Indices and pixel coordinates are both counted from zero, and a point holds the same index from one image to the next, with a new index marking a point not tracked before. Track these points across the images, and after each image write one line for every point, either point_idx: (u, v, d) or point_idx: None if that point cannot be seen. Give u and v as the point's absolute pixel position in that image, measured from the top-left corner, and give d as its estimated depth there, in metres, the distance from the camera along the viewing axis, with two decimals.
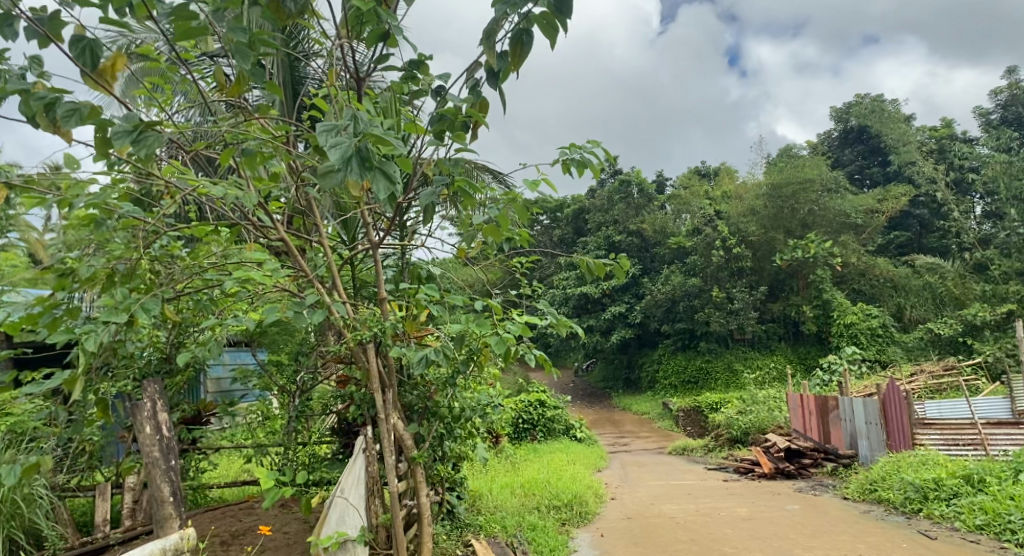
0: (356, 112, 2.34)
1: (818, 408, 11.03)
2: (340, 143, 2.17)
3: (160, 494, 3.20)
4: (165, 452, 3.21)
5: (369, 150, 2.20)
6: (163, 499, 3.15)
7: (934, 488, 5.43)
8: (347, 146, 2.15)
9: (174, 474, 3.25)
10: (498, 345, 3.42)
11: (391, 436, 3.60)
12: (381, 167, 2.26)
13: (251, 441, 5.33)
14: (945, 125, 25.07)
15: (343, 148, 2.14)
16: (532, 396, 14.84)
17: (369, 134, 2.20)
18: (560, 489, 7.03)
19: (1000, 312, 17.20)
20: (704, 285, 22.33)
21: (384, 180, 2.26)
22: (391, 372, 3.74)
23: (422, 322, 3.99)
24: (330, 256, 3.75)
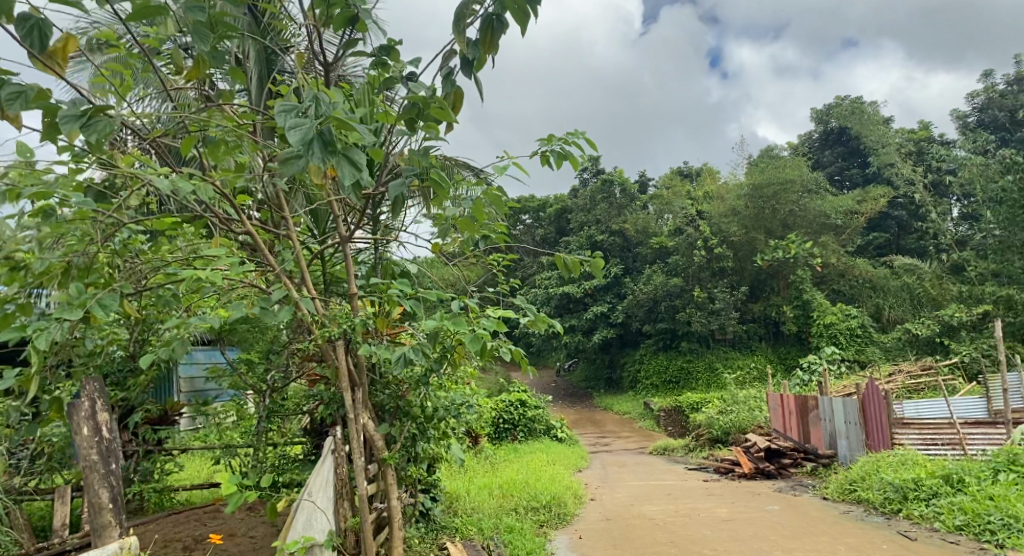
0: (317, 93, 2.21)
1: (798, 408, 11.04)
2: (300, 124, 2.03)
3: (98, 500, 2.90)
4: (104, 456, 2.88)
5: (333, 134, 2.07)
6: (102, 506, 2.86)
7: (913, 488, 5.40)
8: (308, 127, 2.02)
9: (114, 479, 2.93)
10: (474, 342, 3.28)
11: (361, 436, 3.45)
12: (346, 154, 2.14)
13: (219, 443, 5.15)
14: (922, 128, 25.38)
15: (303, 130, 2.01)
16: (513, 396, 14.74)
17: (332, 117, 2.08)
18: (539, 490, 6.92)
19: (975, 312, 17.42)
20: (686, 285, 22.39)
21: (349, 165, 2.15)
22: (362, 370, 3.58)
23: (395, 320, 3.84)
24: (300, 251, 3.60)
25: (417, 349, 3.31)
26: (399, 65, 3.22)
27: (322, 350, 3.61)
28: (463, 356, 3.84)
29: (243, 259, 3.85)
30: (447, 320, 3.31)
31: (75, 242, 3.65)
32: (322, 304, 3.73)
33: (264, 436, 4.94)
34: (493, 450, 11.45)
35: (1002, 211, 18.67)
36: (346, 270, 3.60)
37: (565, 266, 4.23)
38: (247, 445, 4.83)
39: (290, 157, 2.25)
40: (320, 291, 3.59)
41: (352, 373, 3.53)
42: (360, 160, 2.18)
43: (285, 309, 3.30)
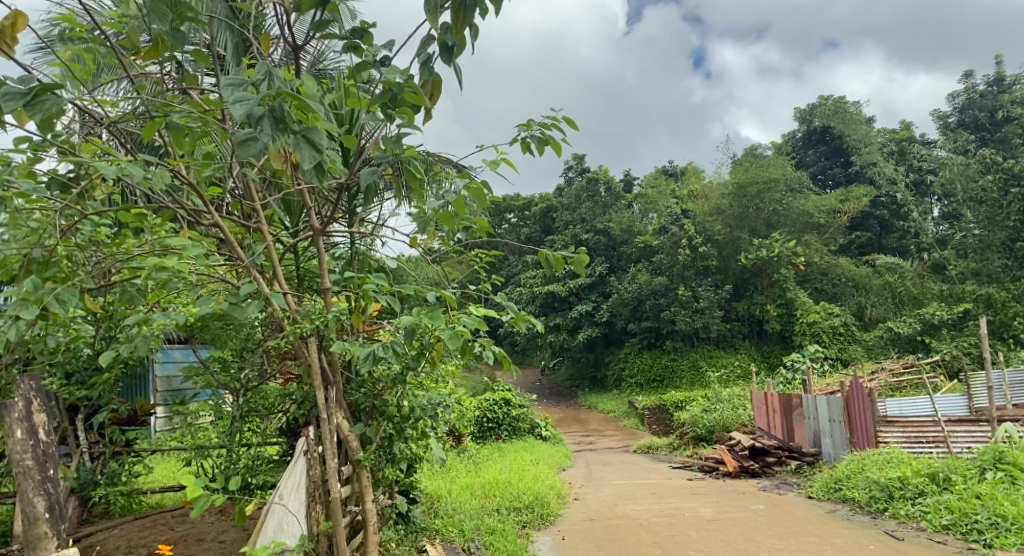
0: (271, 69, 2.09)
1: (782, 406, 11.02)
2: (246, 100, 1.93)
3: (35, 510, 2.87)
4: (41, 460, 2.91)
5: (286, 111, 1.97)
6: (38, 515, 2.83)
7: (899, 487, 5.35)
8: (254, 104, 1.91)
9: (52, 485, 2.93)
10: (453, 339, 3.14)
11: (334, 437, 3.29)
12: (303, 133, 2.03)
13: (191, 444, 4.95)
14: (904, 127, 25.57)
15: (248, 105, 1.91)
16: (497, 395, 14.60)
17: (284, 93, 1.96)
18: (522, 490, 6.79)
19: (956, 311, 17.56)
20: (670, 284, 22.37)
21: (307, 146, 2.04)
22: (336, 368, 3.42)
23: (372, 316, 3.69)
24: (270, 244, 3.43)
25: (393, 347, 3.16)
26: (373, 49, 3.07)
27: (294, 347, 3.45)
28: (443, 354, 3.69)
29: (212, 252, 3.67)
30: (426, 316, 3.16)
31: (33, 234, 3.45)
32: (296, 300, 3.57)
33: (237, 437, 4.77)
34: (476, 449, 11.30)
35: (982, 210, 18.83)
36: (320, 263, 3.43)
37: (548, 262, 4.10)
38: (219, 446, 4.66)
39: (245, 139, 2.13)
40: (291, 286, 3.43)
41: (325, 370, 3.38)
42: (319, 141, 2.06)
43: (254, 303, 3.14)
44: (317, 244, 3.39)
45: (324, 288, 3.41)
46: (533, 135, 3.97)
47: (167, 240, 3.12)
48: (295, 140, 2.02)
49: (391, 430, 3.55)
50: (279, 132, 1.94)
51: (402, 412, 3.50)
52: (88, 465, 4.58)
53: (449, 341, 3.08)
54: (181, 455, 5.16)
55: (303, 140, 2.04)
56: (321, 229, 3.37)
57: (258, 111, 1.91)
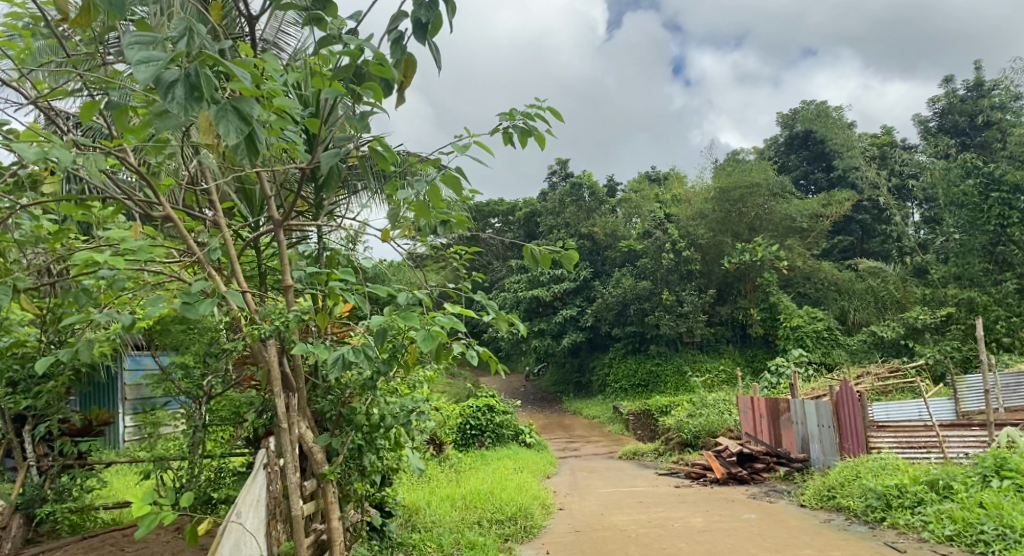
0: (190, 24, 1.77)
1: (770, 411, 10.85)
2: (154, 61, 1.61)
3: None
4: None
5: (204, 77, 1.65)
6: None
7: (897, 495, 5.15)
8: (163, 66, 1.60)
9: None
10: (429, 341, 2.85)
11: (296, 448, 2.98)
12: (232, 105, 1.72)
13: (148, 455, 4.57)
14: (885, 132, 25.75)
15: (157, 70, 1.59)
16: (480, 401, 14.29)
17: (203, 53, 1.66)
18: (504, 501, 6.49)
19: (939, 315, 17.57)
20: (655, 288, 22.18)
21: (235, 120, 1.71)
22: (298, 373, 3.12)
23: (340, 317, 3.37)
24: (229, 240, 3.10)
25: (362, 350, 2.86)
26: (337, 22, 2.77)
27: (253, 349, 3.15)
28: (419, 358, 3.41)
29: (166, 246, 3.31)
30: (400, 316, 2.87)
31: None
32: (258, 300, 3.25)
33: (199, 448, 4.42)
34: (458, 457, 10.98)
35: (963, 215, 18.92)
36: (282, 260, 3.09)
37: (534, 260, 3.81)
38: (180, 457, 4.33)
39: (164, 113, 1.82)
40: (252, 284, 3.10)
41: (289, 375, 3.08)
42: (249, 111, 1.74)
43: (208, 302, 2.83)
44: (278, 238, 3.07)
45: (286, 286, 3.10)
46: (517, 124, 3.73)
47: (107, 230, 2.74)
48: (218, 113, 1.70)
49: (360, 439, 3.24)
50: (195, 103, 1.63)
51: (371, 422, 3.15)
52: (36, 481, 4.19)
53: (421, 345, 2.79)
54: (139, 469, 4.79)
55: (232, 112, 1.72)
56: (282, 221, 3.06)
57: (170, 74, 1.61)
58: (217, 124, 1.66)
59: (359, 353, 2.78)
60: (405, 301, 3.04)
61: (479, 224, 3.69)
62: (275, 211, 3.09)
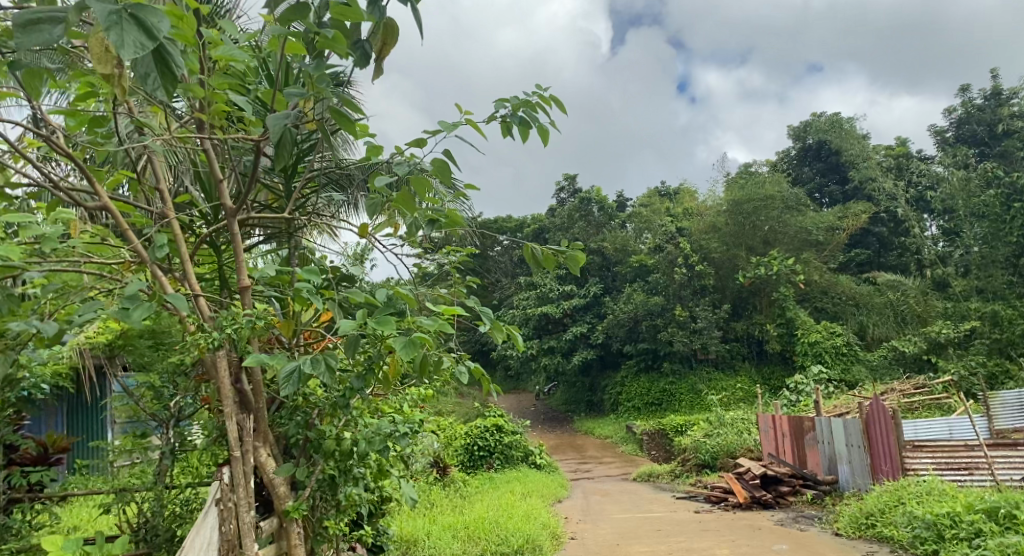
0: None
1: (793, 430, 10.29)
2: None
3: None
4: None
5: None
6: None
7: (950, 525, 4.59)
8: None
9: None
10: (410, 350, 2.42)
11: (248, 483, 2.49)
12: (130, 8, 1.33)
13: (109, 486, 4.07)
14: (899, 144, 25.32)
15: None
16: (488, 421, 13.77)
17: None
18: (510, 532, 5.94)
19: (962, 329, 16.93)
20: (667, 304, 21.62)
21: (133, 32, 1.31)
22: (258, 391, 2.66)
23: (311, 323, 2.92)
24: (177, 233, 2.67)
25: (326, 362, 2.37)
26: None
27: (204, 363, 2.71)
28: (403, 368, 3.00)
29: (106, 245, 2.86)
30: (379, 320, 2.44)
31: None
32: (215, 306, 2.82)
33: (164, 477, 3.96)
34: (464, 480, 10.45)
35: (984, 226, 18.32)
36: (236, 255, 2.65)
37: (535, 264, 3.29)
38: (146, 489, 3.87)
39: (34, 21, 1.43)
40: (203, 286, 2.65)
41: (245, 391, 2.64)
42: (155, 22, 1.33)
43: (143, 306, 2.37)
44: (232, 231, 2.64)
45: (244, 286, 2.65)
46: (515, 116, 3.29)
47: (8, 217, 2.38)
48: (110, 20, 1.30)
49: (332, 469, 2.76)
50: None
51: (350, 450, 2.68)
52: None
53: (403, 353, 2.35)
54: (100, 501, 4.30)
55: (130, 21, 1.32)
56: (236, 210, 2.63)
57: None
58: (105, 27, 1.26)
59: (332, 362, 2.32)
60: (383, 301, 2.61)
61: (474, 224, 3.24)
62: (229, 199, 2.66)
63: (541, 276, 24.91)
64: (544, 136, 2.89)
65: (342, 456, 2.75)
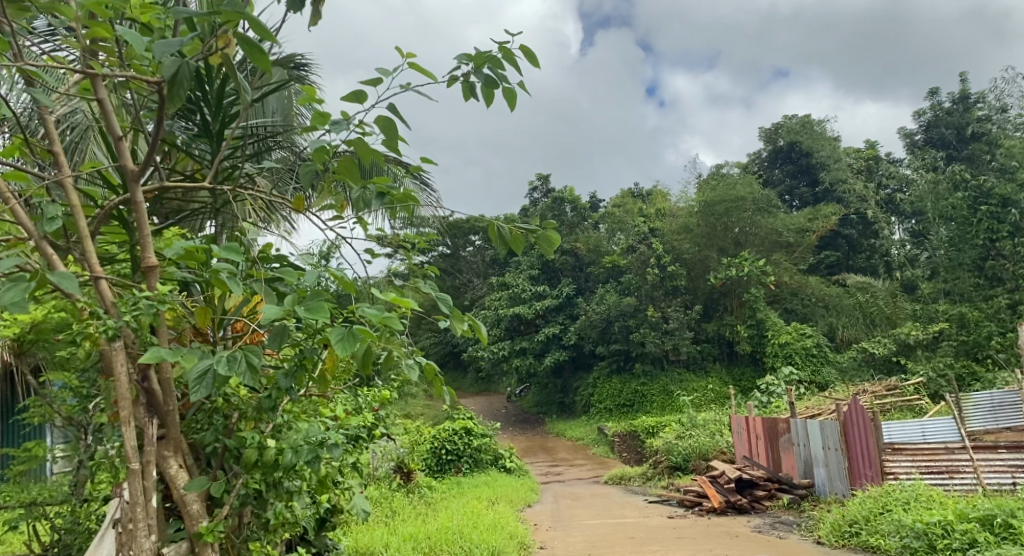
0: None
1: (767, 431, 10.11)
2: None
3: None
4: None
5: None
6: None
7: (941, 535, 4.32)
8: None
9: None
10: (348, 343, 2.02)
11: (145, 502, 2.02)
12: None
13: (13, 500, 3.56)
14: (869, 146, 25.56)
15: None
16: (457, 424, 13.30)
17: None
18: (476, 544, 5.53)
19: (930, 331, 17.00)
20: (639, 305, 21.38)
21: None
22: (167, 391, 2.20)
23: (238, 309, 2.50)
24: (73, 204, 2.24)
25: (246, 355, 1.95)
26: None
27: (103, 354, 2.25)
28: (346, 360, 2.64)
29: None
30: (311, 309, 2.04)
31: None
32: (120, 289, 2.38)
33: (83, 488, 3.51)
34: (429, 486, 10.02)
35: (952, 229, 18.48)
36: (139, 229, 2.20)
37: (501, 245, 2.90)
38: (58, 503, 3.45)
39: None
40: (101, 264, 2.19)
41: (153, 391, 2.18)
42: None
43: (17, 288, 1.92)
44: (134, 198, 2.19)
45: (150, 265, 2.19)
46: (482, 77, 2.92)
47: None
48: None
49: (257, 484, 2.28)
50: None
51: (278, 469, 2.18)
52: None
53: (339, 346, 1.97)
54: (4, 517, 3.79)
55: None
56: (139, 174, 2.18)
57: None
58: None
59: (255, 355, 1.93)
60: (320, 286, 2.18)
61: (431, 200, 2.89)
62: (130, 161, 2.21)
63: (513, 276, 24.55)
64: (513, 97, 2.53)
65: (269, 474, 2.24)
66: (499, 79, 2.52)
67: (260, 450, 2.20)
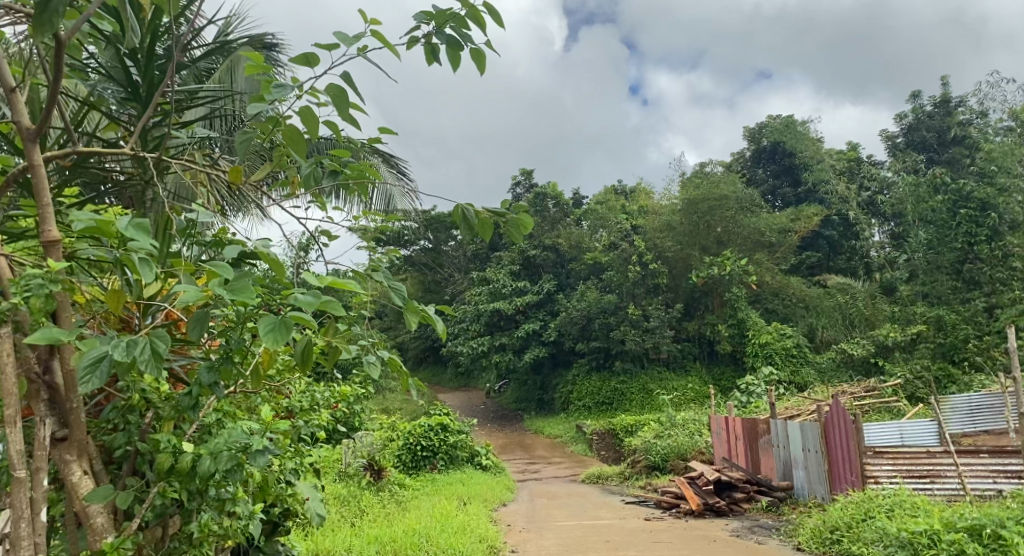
0: None
1: (746, 432, 9.97)
2: None
3: None
4: None
5: None
6: None
7: (927, 545, 4.14)
8: None
9: None
10: (279, 334, 1.73)
11: (27, 517, 1.69)
12: None
13: None
14: (851, 148, 25.66)
15: None
16: (433, 420, 12.99)
17: None
18: (441, 549, 5.25)
19: (907, 333, 17.06)
20: (620, 302, 21.19)
21: None
22: (69, 385, 1.88)
23: (165, 293, 2.19)
24: None
25: (152, 344, 1.67)
26: None
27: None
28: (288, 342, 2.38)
29: None
30: (235, 288, 1.75)
31: None
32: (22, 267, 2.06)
33: None
34: (401, 484, 9.73)
35: (931, 233, 18.57)
36: (37, 198, 1.87)
37: (465, 227, 2.58)
38: None
39: None
40: None
41: (56, 386, 1.87)
42: None
43: None
44: (34, 162, 1.87)
45: (51, 240, 1.87)
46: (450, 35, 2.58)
47: None
48: None
49: (176, 495, 1.96)
50: None
51: (196, 479, 1.88)
52: None
53: (264, 337, 1.69)
54: None
55: None
56: (38, 134, 1.87)
57: None
58: None
59: (161, 340, 1.67)
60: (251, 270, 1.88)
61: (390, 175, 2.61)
62: (26, 117, 1.89)
63: (495, 271, 24.28)
64: (480, 62, 2.21)
65: (186, 483, 1.94)
66: (467, 39, 2.16)
67: (176, 456, 1.92)
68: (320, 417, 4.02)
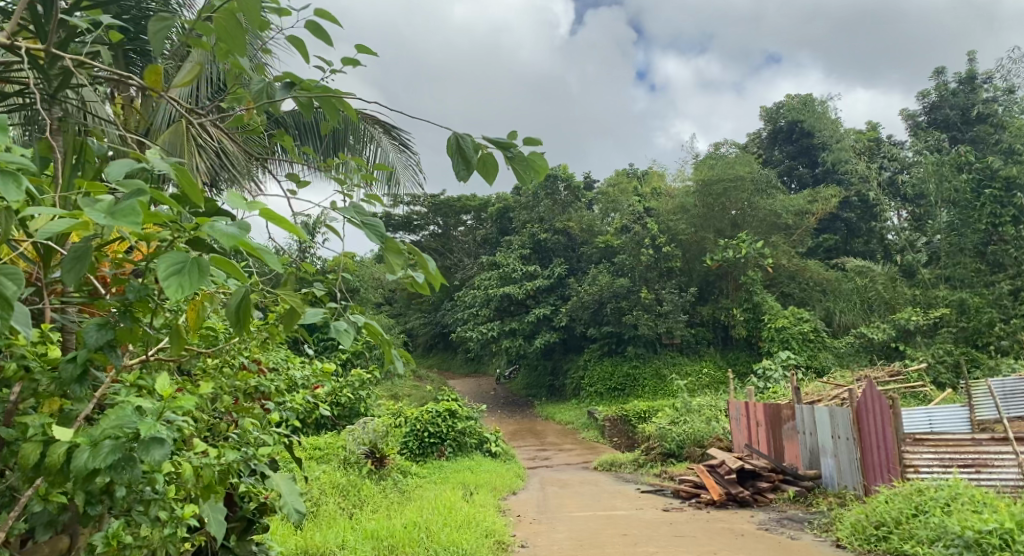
0: None
1: (768, 418, 9.45)
2: None
3: None
4: None
5: None
6: None
7: (996, 547, 3.63)
8: None
9: None
10: (186, 278, 1.24)
11: None
12: None
13: None
14: (871, 128, 24.82)
15: None
16: (441, 406, 12.54)
17: None
18: (443, 545, 4.77)
19: (930, 317, 16.46)
20: (633, 286, 20.59)
21: None
22: None
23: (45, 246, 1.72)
24: None
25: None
26: None
27: None
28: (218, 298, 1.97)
29: None
30: (119, 211, 1.25)
31: None
32: None
33: None
34: (405, 472, 9.30)
35: (953, 214, 17.83)
36: None
37: (460, 164, 1.87)
38: None
39: None
40: None
41: None
42: None
43: None
44: None
45: None
46: None
47: None
48: None
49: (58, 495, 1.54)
50: None
51: (75, 477, 1.41)
52: None
53: (162, 283, 1.19)
54: None
55: None
56: None
57: None
58: None
59: (13, 282, 1.20)
60: (160, 205, 1.35)
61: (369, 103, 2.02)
62: None
63: (503, 255, 23.76)
64: None
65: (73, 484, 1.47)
66: None
67: (48, 444, 1.47)
68: (291, 396, 3.58)
